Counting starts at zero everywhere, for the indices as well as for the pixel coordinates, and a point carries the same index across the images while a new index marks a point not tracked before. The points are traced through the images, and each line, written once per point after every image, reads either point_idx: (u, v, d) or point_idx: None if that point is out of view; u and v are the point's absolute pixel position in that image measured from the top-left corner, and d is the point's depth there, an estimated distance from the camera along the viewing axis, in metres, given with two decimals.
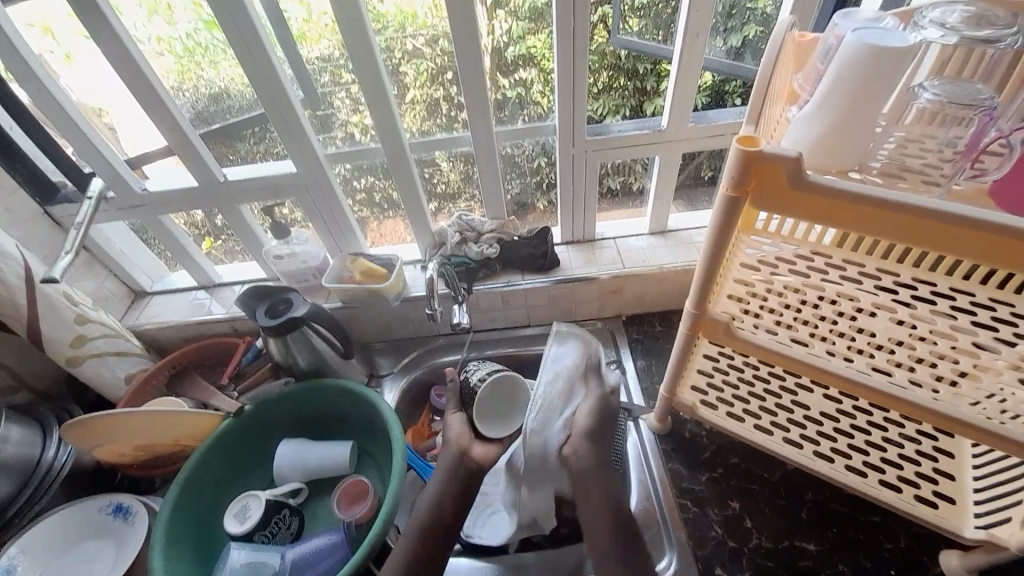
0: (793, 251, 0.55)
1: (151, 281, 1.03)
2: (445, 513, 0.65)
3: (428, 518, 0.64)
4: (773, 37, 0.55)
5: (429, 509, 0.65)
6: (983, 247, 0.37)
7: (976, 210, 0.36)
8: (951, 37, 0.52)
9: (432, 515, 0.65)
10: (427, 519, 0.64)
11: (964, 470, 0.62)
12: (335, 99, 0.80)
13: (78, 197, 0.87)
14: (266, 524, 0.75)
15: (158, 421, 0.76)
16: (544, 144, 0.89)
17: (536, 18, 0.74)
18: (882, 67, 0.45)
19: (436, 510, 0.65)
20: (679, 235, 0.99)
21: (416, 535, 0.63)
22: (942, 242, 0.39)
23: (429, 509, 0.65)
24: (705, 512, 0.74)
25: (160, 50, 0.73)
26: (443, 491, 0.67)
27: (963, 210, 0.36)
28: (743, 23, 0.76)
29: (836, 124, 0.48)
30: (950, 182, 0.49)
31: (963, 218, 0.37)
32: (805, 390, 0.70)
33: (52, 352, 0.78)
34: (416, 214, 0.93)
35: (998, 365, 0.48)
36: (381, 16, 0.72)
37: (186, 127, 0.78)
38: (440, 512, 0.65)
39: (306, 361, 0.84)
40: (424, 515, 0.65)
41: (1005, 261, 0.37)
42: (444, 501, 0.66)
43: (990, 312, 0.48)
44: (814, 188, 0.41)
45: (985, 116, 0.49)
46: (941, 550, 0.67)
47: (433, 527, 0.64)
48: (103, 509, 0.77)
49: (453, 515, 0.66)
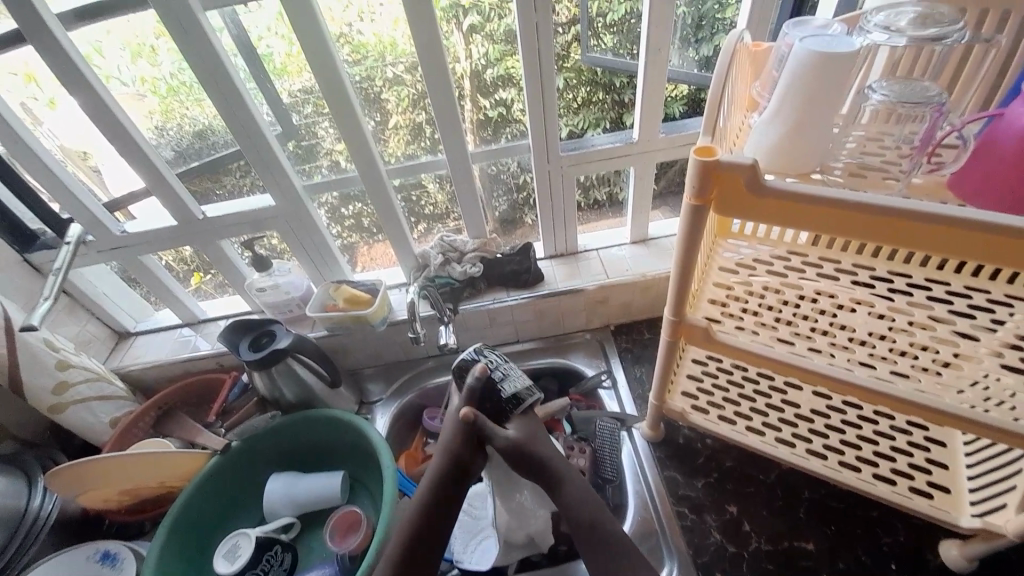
0: (769, 252, 0.58)
1: (135, 321, 1.02)
2: (431, 525, 0.60)
3: (410, 533, 0.59)
4: (725, 48, 0.54)
5: (409, 521, 0.60)
6: (927, 237, 0.38)
7: (910, 201, 0.37)
8: (898, 39, 0.52)
9: (415, 530, 0.59)
10: (409, 536, 0.59)
11: (957, 459, 0.62)
12: (319, 129, 0.81)
13: (58, 243, 0.87)
14: (257, 563, 0.73)
15: (150, 464, 0.75)
16: (523, 162, 0.90)
17: (511, 41, 0.76)
18: (832, 72, 0.47)
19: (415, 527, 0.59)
20: (661, 242, 1.00)
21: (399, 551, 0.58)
22: (889, 235, 0.40)
23: (413, 523, 0.59)
24: (703, 519, 0.73)
25: (144, 91, 0.74)
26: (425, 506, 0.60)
27: (899, 202, 0.38)
28: (713, 33, 0.79)
29: (793, 130, 0.50)
30: (908, 177, 0.51)
31: (900, 210, 0.38)
32: (795, 389, 0.71)
33: (33, 400, 0.77)
34: (401, 240, 0.93)
35: (979, 352, 0.49)
36: (360, 46, 0.74)
37: (165, 170, 0.79)
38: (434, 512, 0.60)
39: (293, 394, 0.83)
40: (404, 530, 0.59)
41: (944, 250, 0.38)
42: (429, 514, 0.60)
43: (965, 300, 0.49)
44: (769, 192, 0.41)
45: (936, 112, 0.49)
46: (941, 541, 0.66)
47: (410, 543, 0.58)
48: (90, 557, 0.74)
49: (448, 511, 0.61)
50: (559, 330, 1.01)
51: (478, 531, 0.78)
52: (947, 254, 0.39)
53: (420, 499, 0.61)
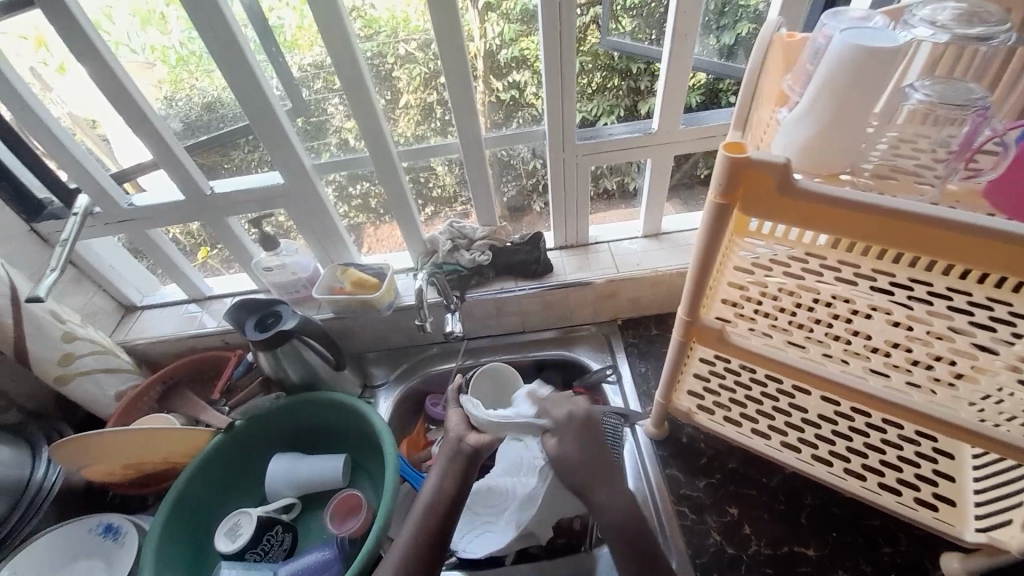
0: (787, 253, 0.53)
1: (142, 294, 1.02)
2: (450, 487, 0.67)
3: (434, 498, 0.66)
4: (762, 36, 0.53)
5: (431, 487, 0.68)
6: (949, 244, 0.37)
7: (937, 207, 0.36)
8: (942, 35, 0.50)
9: (437, 490, 0.67)
10: (431, 498, 0.66)
11: (964, 471, 0.60)
12: (328, 106, 0.79)
13: (64, 213, 0.86)
14: (259, 541, 0.74)
15: (154, 440, 0.75)
16: (536, 149, 0.88)
17: (527, 20, 0.73)
18: (874, 67, 0.44)
19: (439, 490, 0.67)
20: (673, 237, 0.98)
21: (425, 514, 0.65)
22: (911, 241, 0.38)
23: (435, 489, 0.67)
24: (703, 519, 0.73)
25: (153, 60, 0.72)
26: (445, 471, 0.69)
27: (926, 207, 0.36)
28: (736, 20, 0.76)
29: (828, 124, 0.47)
30: (943, 182, 0.49)
31: (927, 216, 0.36)
32: (803, 393, 0.67)
33: (40, 370, 0.77)
34: (408, 223, 0.92)
35: (996, 366, 0.47)
36: (373, 21, 0.71)
37: (173, 142, 0.77)
38: (441, 494, 0.67)
39: (298, 375, 0.83)
40: (428, 493, 0.67)
41: (966, 259, 0.37)
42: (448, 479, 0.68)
43: (986, 312, 0.46)
44: (796, 192, 0.40)
45: (978, 116, 0.47)
46: (942, 553, 0.66)
47: (437, 506, 0.66)
48: (91, 529, 0.76)
49: (454, 494, 0.67)
50: (565, 323, 1.00)
51: (479, 521, 0.78)
52: (967, 264, 0.38)
53: (442, 463, 0.70)
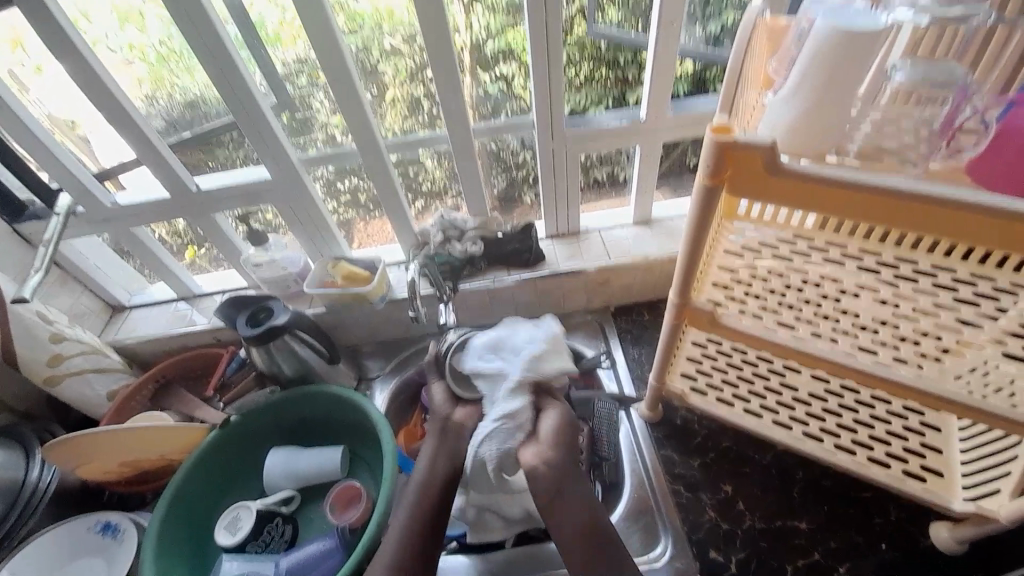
0: (776, 236, 0.58)
1: (130, 294, 1.00)
2: (442, 468, 0.72)
3: (425, 477, 0.71)
4: (745, 21, 0.54)
5: (425, 467, 0.72)
6: (930, 218, 0.38)
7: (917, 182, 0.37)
8: (922, 17, 0.52)
9: (431, 470, 0.71)
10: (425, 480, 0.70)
11: (950, 442, 0.63)
12: (314, 100, 0.78)
13: (48, 213, 0.84)
14: (258, 534, 0.76)
15: (148, 436, 0.74)
16: (525, 139, 0.88)
17: (514, 13, 0.73)
18: (857, 49, 0.45)
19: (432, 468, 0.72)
20: (664, 225, 0.98)
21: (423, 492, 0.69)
22: (894, 215, 0.39)
23: (426, 469, 0.71)
24: (698, 497, 0.74)
25: (132, 58, 0.71)
26: (437, 451, 0.73)
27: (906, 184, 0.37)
28: (721, 8, 0.76)
29: (810, 106, 0.48)
30: (926, 161, 0.50)
31: (905, 191, 0.37)
32: (793, 372, 0.71)
33: (29, 372, 0.76)
34: (398, 215, 0.91)
35: (981, 340, 0.50)
36: (357, 16, 0.71)
37: (155, 138, 0.75)
38: (433, 472, 0.71)
39: (292, 369, 0.83)
40: (422, 475, 0.71)
41: (944, 233, 0.38)
42: (439, 458, 0.72)
43: (970, 289, 0.50)
44: (785, 174, 0.40)
45: (958, 95, 0.50)
46: (930, 522, 0.68)
47: (430, 486, 0.70)
48: (91, 527, 0.76)
49: (447, 472, 0.71)
50: (558, 311, 1.01)
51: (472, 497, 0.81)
52: (944, 236, 0.39)
53: (432, 445, 0.74)
